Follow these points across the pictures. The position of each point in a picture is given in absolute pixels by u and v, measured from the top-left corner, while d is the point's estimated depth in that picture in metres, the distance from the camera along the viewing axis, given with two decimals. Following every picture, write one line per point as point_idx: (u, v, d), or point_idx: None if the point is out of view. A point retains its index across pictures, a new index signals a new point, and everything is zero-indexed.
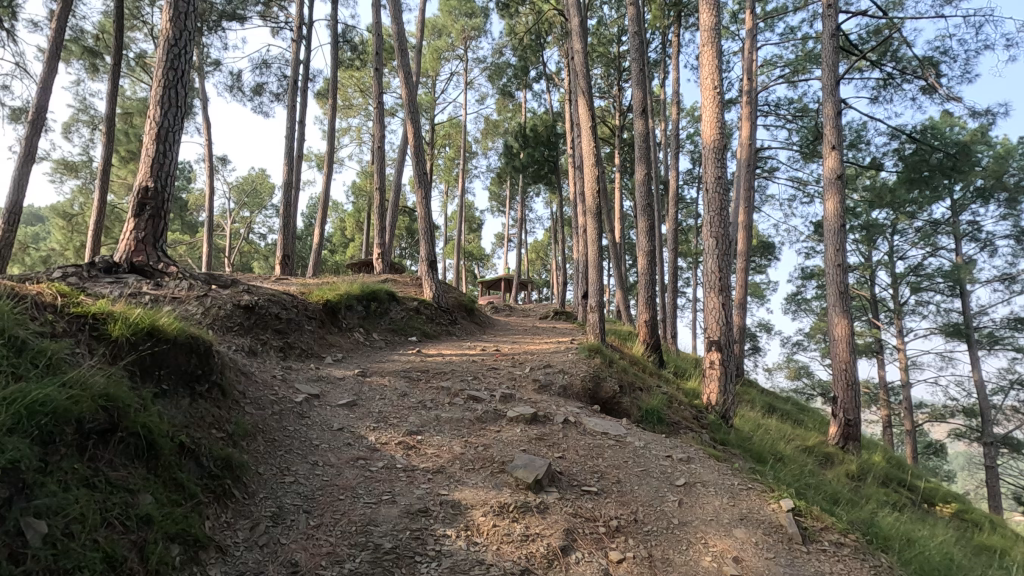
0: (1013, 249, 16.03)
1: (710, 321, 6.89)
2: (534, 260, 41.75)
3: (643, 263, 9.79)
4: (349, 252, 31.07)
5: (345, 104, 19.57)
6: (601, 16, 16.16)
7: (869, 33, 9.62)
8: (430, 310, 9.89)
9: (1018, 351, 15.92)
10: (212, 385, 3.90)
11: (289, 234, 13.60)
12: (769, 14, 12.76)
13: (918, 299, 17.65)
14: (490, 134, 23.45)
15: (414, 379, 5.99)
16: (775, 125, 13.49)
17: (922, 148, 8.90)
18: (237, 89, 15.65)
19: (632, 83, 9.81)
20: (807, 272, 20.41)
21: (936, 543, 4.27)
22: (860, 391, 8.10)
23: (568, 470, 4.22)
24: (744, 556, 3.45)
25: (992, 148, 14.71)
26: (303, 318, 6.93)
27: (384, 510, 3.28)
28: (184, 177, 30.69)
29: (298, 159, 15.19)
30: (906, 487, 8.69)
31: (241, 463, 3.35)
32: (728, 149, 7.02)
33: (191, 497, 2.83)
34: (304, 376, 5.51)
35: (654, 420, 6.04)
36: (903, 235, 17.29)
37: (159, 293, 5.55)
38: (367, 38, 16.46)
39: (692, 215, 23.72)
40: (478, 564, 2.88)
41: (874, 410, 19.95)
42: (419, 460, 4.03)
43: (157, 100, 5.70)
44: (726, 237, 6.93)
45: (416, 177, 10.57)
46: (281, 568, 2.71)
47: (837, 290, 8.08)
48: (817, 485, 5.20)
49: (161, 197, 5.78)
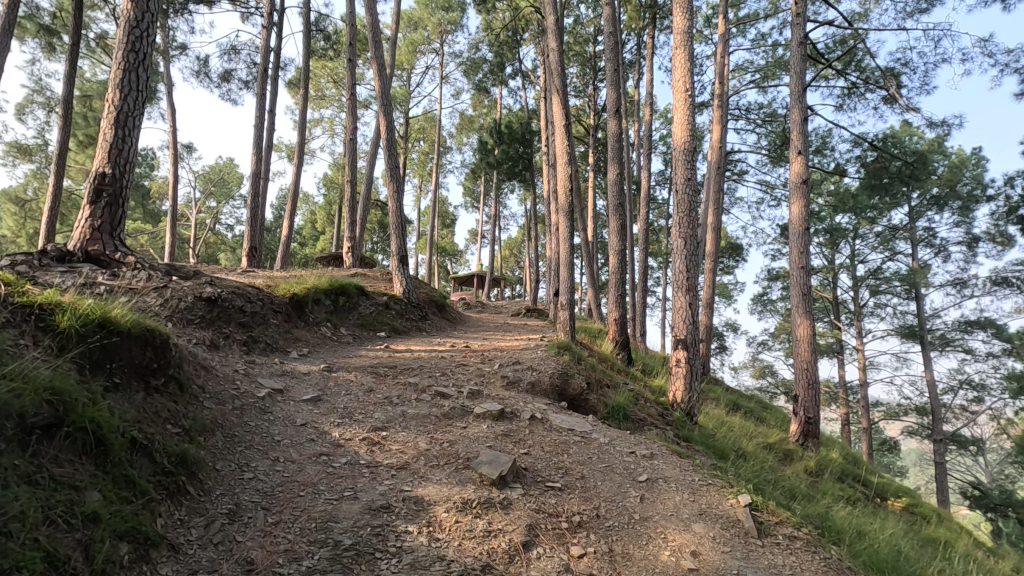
0: (965, 255, 16.75)
1: (677, 320, 7.01)
2: (507, 256, 41.91)
3: (615, 262, 9.87)
4: (319, 245, 30.52)
5: (317, 94, 19.22)
6: (577, 15, 16.24)
7: (834, 42, 9.89)
8: (400, 305, 9.79)
9: (968, 352, 16.63)
10: (169, 379, 3.79)
11: (257, 226, 13.27)
12: (742, 20, 13.00)
13: (877, 302, 18.25)
14: (465, 130, 23.38)
15: (381, 375, 5.92)
16: (745, 129, 13.79)
17: (882, 157, 9.17)
18: (204, 75, 15.20)
19: (606, 82, 9.83)
20: (774, 273, 21.00)
21: (886, 536, 4.42)
22: (819, 391, 8.36)
23: (533, 466, 4.25)
24: (702, 550, 3.52)
25: (948, 158, 15.29)
26: (268, 312, 6.79)
27: (345, 506, 3.24)
28: (147, 163, 29.63)
29: (267, 149, 14.80)
30: (860, 482, 8.98)
31: (196, 459, 3.26)
32: (698, 151, 7.14)
33: (141, 494, 2.74)
34: (268, 370, 5.40)
35: (619, 417, 6.11)
36: (863, 239, 17.86)
37: (115, 283, 5.35)
38: (341, 29, 16.18)
39: (663, 215, 24.09)
40: (438, 560, 2.87)
41: (833, 408, 20.61)
42: (383, 457, 3.99)
43: (116, 83, 5.46)
44: (695, 238, 7.04)
45: (388, 171, 10.42)
46: (235, 566, 2.64)
47: (801, 292, 8.29)
48: (776, 480, 5.34)
49: (118, 184, 5.57)
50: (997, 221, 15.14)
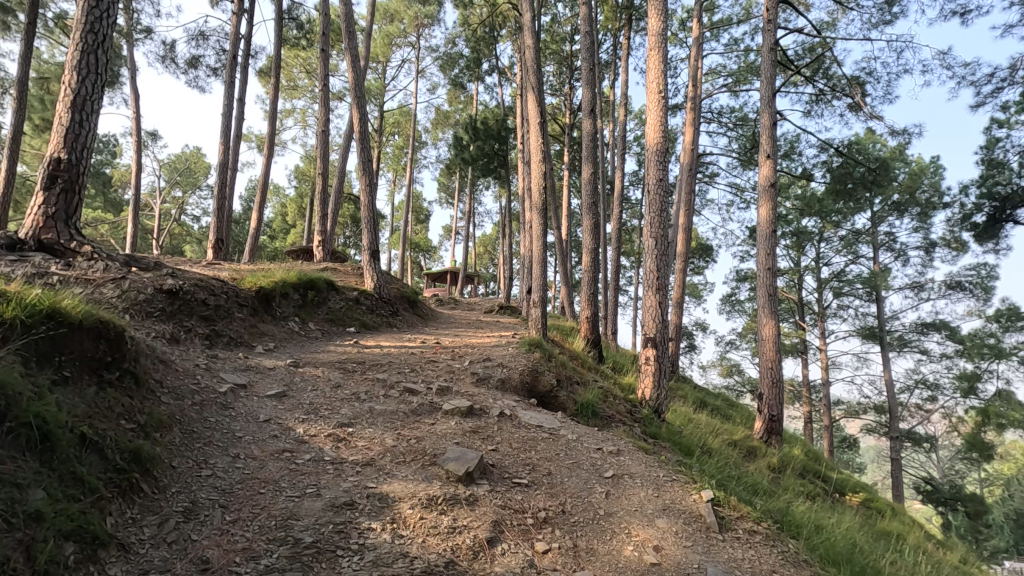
0: (923, 259, 17.41)
1: (647, 319, 7.08)
2: (481, 253, 41.74)
3: (587, 261, 9.91)
4: (289, 239, 29.95)
5: (289, 84, 18.84)
6: (554, 14, 16.23)
7: (803, 50, 10.14)
8: (370, 301, 9.65)
9: (923, 353, 17.29)
10: (124, 373, 3.66)
11: (224, 218, 12.90)
12: (715, 24, 13.19)
13: (840, 303, 18.85)
14: (440, 125, 23.22)
15: (349, 371, 5.83)
16: (716, 132, 14.04)
17: (847, 162, 9.44)
18: (170, 60, 14.68)
19: (582, 82, 9.85)
20: (742, 274, 21.48)
21: (843, 531, 4.56)
22: (783, 389, 8.55)
23: (500, 462, 4.25)
24: (664, 544, 3.57)
25: (908, 165, 15.84)
26: (233, 305, 6.61)
27: (307, 504, 3.18)
28: (108, 150, 28.49)
29: (236, 139, 14.38)
30: (820, 478, 9.26)
31: (151, 456, 3.16)
32: (669, 153, 7.24)
33: (91, 492, 2.64)
34: (231, 365, 5.26)
35: (588, 414, 6.15)
36: (828, 242, 18.40)
37: (69, 273, 5.13)
38: (315, 18, 15.83)
39: (636, 215, 24.39)
40: (402, 557, 2.84)
41: (797, 406, 21.16)
42: (349, 453, 3.94)
43: (73, 64, 5.21)
44: (666, 237, 7.13)
45: (360, 165, 10.23)
46: (190, 566, 2.57)
47: (768, 293, 8.47)
48: (738, 476, 5.45)
49: (75, 170, 5.32)
50: (953, 227, 15.79)
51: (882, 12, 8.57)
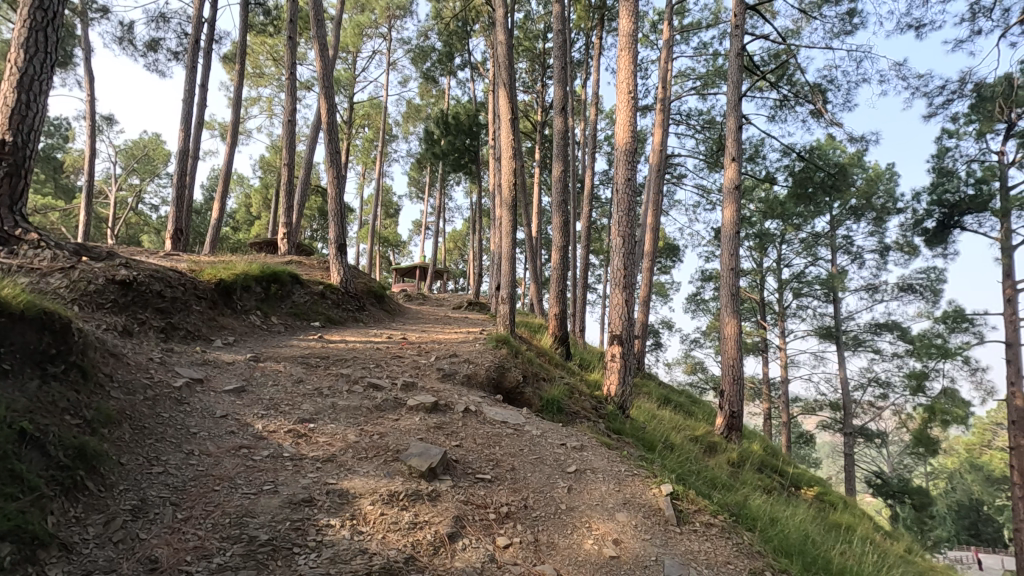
0: (878, 262, 18.06)
1: (614, 317, 7.13)
2: (452, 249, 41.42)
3: (557, 258, 9.91)
4: (253, 231, 29.11)
5: (255, 72, 18.35)
6: (527, 12, 16.27)
7: (769, 56, 10.39)
8: (336, 295, 9.47)
9: (877, 352, 17.96)
10: (71, 366, 3.50)
11: (184, 208, 12.45)
12: (685, 27, 13.39)
13: (800, 304, 19.41)
14: (411, 119, 22.94)
15: (312, 366, 5.73)
16: (684, 134, 14.26)
17: (808, 166, 9.69)
18: (128, 42, 14.07)
19: (554, 79, 9.82)
20: (707, 274, 21.93)
21: (797, 523, 4.70)
22: (744, 387, 8.73)
23: (464, 458, 4.24)
24: (623, 538, 3.63)
25: (865, 171, 16.45)
26: (191, 298, 6.40)
27: (263, 501, 3.11)
28: (60, 134, 27.20)
29: (197, 126, 13.87)
30: (777, 472, 9.52)
31: (98, 453, 3.03)
32: (638, 154, 7.31)
33: (30, 491, 2.53)
34: (187, 359, 5.10)
35: (553, 410, 6.19)
36: (789, 244, 18.91)
37: (12, 261, 4.90)
38: (282, 4, 15.38)
39: (606, 214, 24.61)
40: (360, 554, 2.80)
41: (758, 403, 21.73)
42: (309, 450, 3.86)
43: (20, 42, 4.93)
44: (633, 237, 7.19)
45: (328, 157, 9.99)
46: (137, 566, 2.49)
47: (731, 293, 8.65)
48: (698, 470, 5.56)
49: (20, 153, 5.03)
50: (905, 231, 16.43)
51: (844, 23, 8.85)
